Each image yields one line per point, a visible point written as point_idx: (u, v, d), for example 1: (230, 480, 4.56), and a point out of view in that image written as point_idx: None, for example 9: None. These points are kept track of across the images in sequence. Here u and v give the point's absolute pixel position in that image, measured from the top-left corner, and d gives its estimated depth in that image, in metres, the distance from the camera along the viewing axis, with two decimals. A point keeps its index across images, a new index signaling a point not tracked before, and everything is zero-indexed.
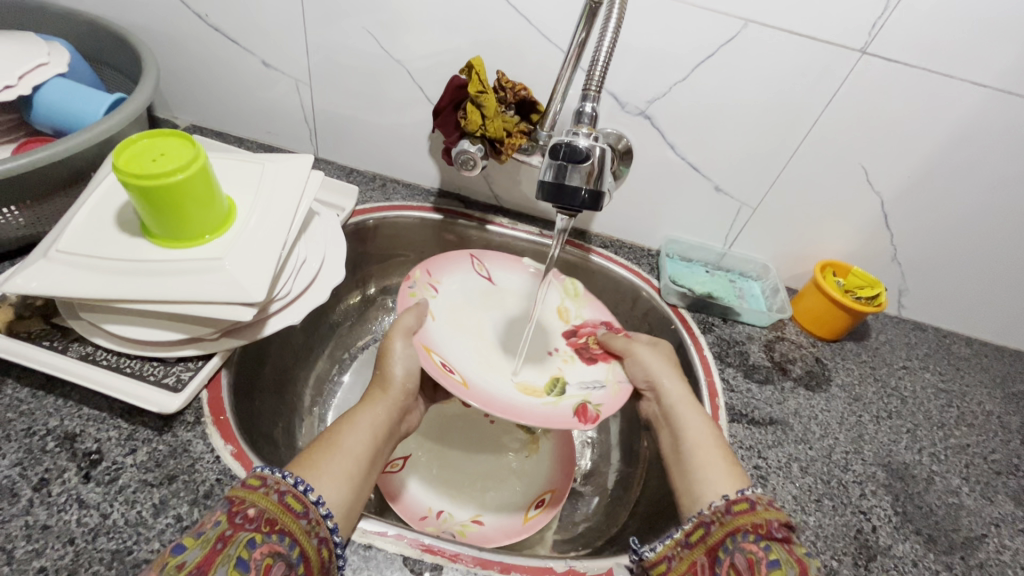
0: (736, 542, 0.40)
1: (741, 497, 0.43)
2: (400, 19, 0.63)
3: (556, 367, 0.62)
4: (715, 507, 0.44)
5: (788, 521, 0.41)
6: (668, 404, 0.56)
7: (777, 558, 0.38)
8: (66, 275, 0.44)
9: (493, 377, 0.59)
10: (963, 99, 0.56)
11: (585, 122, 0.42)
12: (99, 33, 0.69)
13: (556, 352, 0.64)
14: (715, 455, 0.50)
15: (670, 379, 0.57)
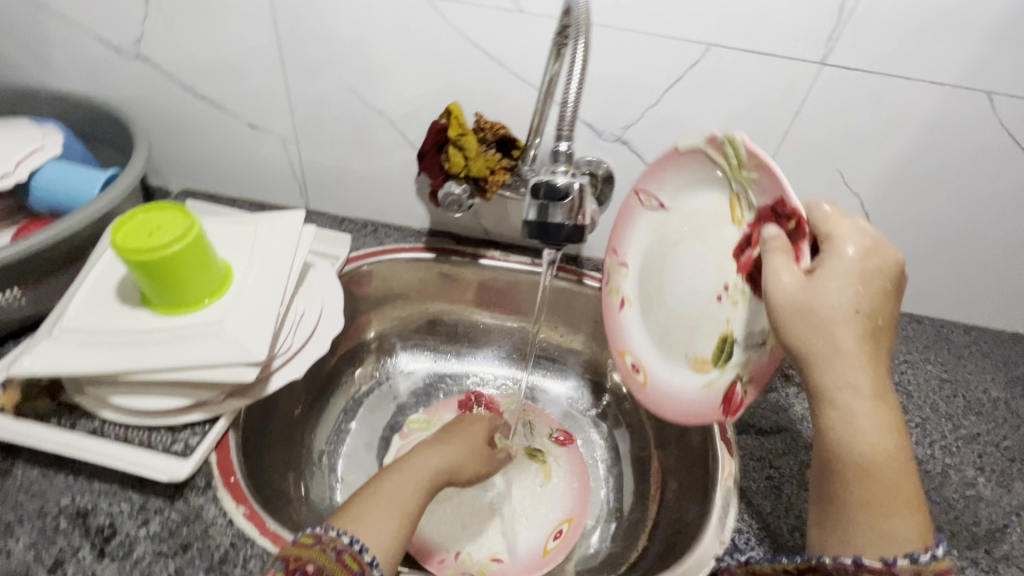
0: None
1: (883, 566, 0.38)
2: (377, 72, 0.65)
3: (727, 320, 0.50)
4: (840, 563, 0.39)
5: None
6: (827, 388, 0.39)
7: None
8: (71, 353, 0.45)
9: (674, 356, 0.56)
10: (925, 96, 0.58)
11: (561, 159, 0.44)
12: (90, 112, 0.71)
13: (723, 294, 0.51)
14: (888, 463, 0.39)
15: (848, 358, 0.39)
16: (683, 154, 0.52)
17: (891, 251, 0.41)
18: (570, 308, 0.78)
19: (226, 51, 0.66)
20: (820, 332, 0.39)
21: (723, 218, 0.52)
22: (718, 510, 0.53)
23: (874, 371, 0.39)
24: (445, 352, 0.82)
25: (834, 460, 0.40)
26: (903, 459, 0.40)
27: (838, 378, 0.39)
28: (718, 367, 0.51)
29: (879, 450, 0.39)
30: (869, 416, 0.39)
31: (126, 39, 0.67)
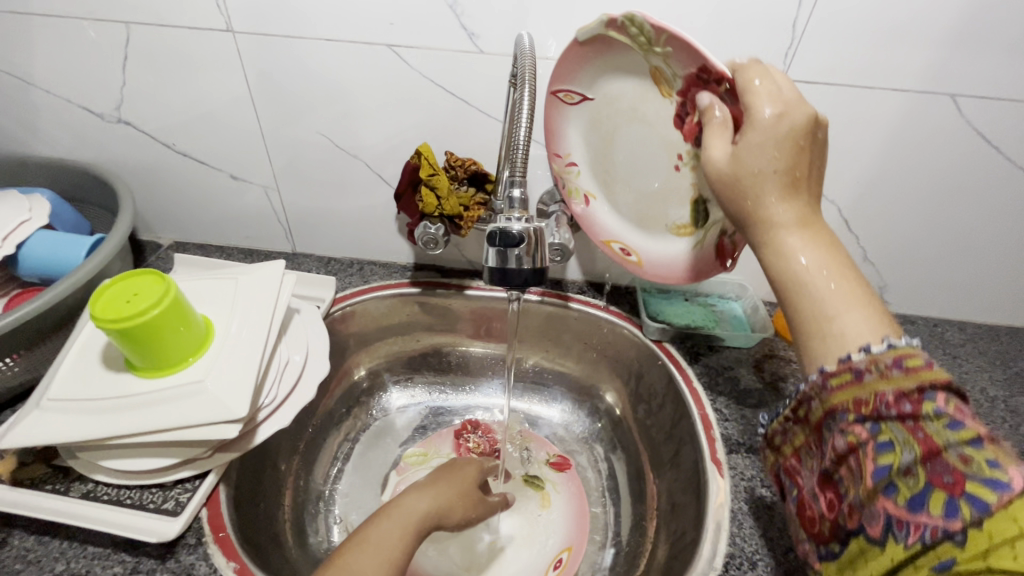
0: (837, 423, 0.35)
1: (843, 367, 0.34)
2: (350, 118, 0.67)
3: (691, 185, 0.54)
4: (811, 382, 0.36)
5: (914, 386, 0.32)
6: (770, 233, 0.38)
7: (884, 442, 0.32)
8: (59, 422, 0.46)
9: (656, 233, 0.61)
10: (888, 104, 0.58)
11: (516, 206, 0.44)
12: (79, 176, 0.74)
13: (679, 163, 0.54)
14: (836, 301, 0.36)
15: (776, 205, 0.38)
16: (586, 45, 0.51)
17: (805, 106, 0.37)
18: (557, 332, 0.79)
19: (202, 109, 0.69)
20: (747, 196, 0.38)
21: (646, 94, 0.52)
22: (711, 534, 0.53)
23: (804, 209, 0.38)
24: (439, 384, 0.82)
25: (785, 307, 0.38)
26: (854, 288, 0.36)
27: (773, 228, 0.38)
28: (701, 228, 0.56)
29: (821, 286, 0.36)
30: (809, 252, 0.37)
31: (107, 104, 0.69)
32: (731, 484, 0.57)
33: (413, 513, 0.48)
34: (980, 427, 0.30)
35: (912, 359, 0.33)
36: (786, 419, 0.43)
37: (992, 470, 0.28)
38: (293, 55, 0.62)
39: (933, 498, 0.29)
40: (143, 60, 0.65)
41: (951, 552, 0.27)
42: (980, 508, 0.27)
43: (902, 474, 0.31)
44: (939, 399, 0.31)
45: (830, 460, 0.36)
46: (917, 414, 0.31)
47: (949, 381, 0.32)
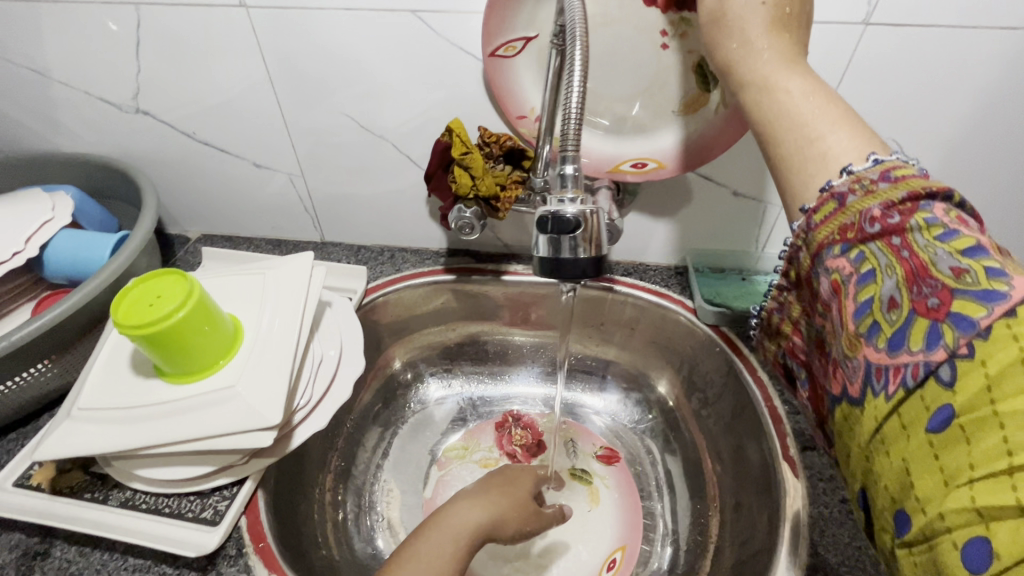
0: (824, 260, 0.39)
1: (825, 198, 0.38)
2: (374, 97, 0.62)
3: (689, 50, 0.52)
4: (798, 228, 0.41)
5: (903, 196, 0.36)
6: (756, 66, 0.41)
7: (869, 271, 0.36)
8: (91, 432, 0.44)
9: (656, 125, 0.57)
10: (994, 46, 0.49)
11: (569, 186, 0.39)
12: (102, 171, 0.72)
13: (666, 41, 0.52)
14: (820, 120, 0.40)
15: (765, 39, 0.41)
16: None
17: None
18: (602, 317, 0.73)
19: (221, 93, 0.65)
20: (733, 32, 0.42)
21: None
22: (788, 540, 0.48)
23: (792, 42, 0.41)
24: (477, 374, 0.79)
25: (771, 133, 0.41)
26: (835, 106, 0.40)
27: (760, 60, 0.41)
28: (710, 91, 0.53)
29: (806, 107, 0.40)
30: (795, 77, 0.40)
31: (124, 94, 0.66)
32: (806, 485, 0.51)
33: (462, 525, 0.44)
34: (976, 233, 0.33)
35: (899, 170, 0.37)
36: (784, 288, 0.47)
37: (989, 280, 0.30)
38: (312, 30, 0.58)
39: (918, 324, 0.32)
40: (156, 44, 0.61)
41: (944, 397, 0.31)
42: (966, 325, 0.30)
43: (890, 301, 0.34)
44: (929, 209, 0.35)
45: (821, 303, 0.41)
46: (906, 228, 0.35)
47: (942, 189, 0.35)
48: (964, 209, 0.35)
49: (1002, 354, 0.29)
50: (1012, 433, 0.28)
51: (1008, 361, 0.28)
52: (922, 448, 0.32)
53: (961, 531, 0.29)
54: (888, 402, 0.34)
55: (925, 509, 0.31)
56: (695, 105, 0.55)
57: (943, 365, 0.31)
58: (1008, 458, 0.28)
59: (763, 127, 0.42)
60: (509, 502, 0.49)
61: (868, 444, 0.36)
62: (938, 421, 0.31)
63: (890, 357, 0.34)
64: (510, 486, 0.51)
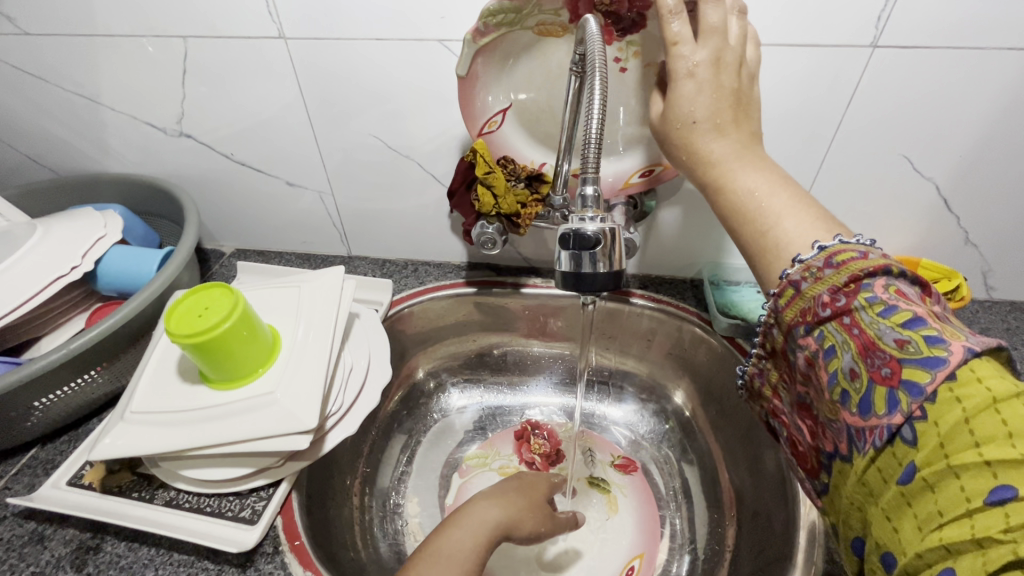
0: (796, 338, 0.42)
1: (784, 284, 0.42)
2: (401, 119, 0.66)
3: (645, 64, 0.53)
4: (768, 309, 0.44)
5: (847, 279, 0.39)
6: (715, 167, 0.47)
7: (832, 347, 0.39)
8: (143, 434, 0.47)
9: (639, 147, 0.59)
10: (1002, 65, 0.51)
11: (590, 205, 0.42)
12: (146, 191, 0.77)
13: (623, 64, 0.53)
14: (771, 210, 0.45)
15: (712, 146, 0.47)
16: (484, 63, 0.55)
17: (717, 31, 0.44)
18: (618, 329, 0.75)
19: (257, 117, 0.69)
20: (683, 147, 0.48)
21: (555, 42, 0.54)
22: (804, 543, 0.49)
23: (734, 141, 0.47)
24: (497, 384, 0.81)
25: (734, 226, 0.46)
26: (785, 193, 0.45)
27: (714, 160, 0.47)
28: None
29: (757, 200, 0.45)
30: (745, 172, 0.46)
31: (169, 119, 0.71)
32: None
33: (484, 522, 0.46)
34: (914, 306, 0.36)
35: (841, 254, 0.40)
36: (761, 356, 0.50)
37: (930, 348, 0.34)
38: (344, 57, 0.61)
39: (877, 393, 0.35)
40: (200, 73, 0.66)
41: (909, 454, 0.33)
42: (916, 391, 0.33)
43: (850, 372, 0.37)
44: (870, 289, 0.38)
45: (799, 372, 0.44)
46: (852, 308, 0.38)
47: (880, 266, 0.38)
48: (905, 282, 0.38)
49: (949, 414, 0.32)
50: (968, 481, 0.30)
51: (955, 420, 0.31)
52: (897, 500, 0.34)
53: (939, 564, 0.31)
54: (863, 462, 0.36)
55: (905, 551, 0.33)
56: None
57: (904, 427, 0.33)
58: (967, 504, 0.30)
59: (730, 218, 0.47)
60: (524, 504, 0.51)
61: (855, 499, 0.38)
62: (906, 477, 0.33)
63: (862, 420, 0.36)
64: (525, 489, 0.53)
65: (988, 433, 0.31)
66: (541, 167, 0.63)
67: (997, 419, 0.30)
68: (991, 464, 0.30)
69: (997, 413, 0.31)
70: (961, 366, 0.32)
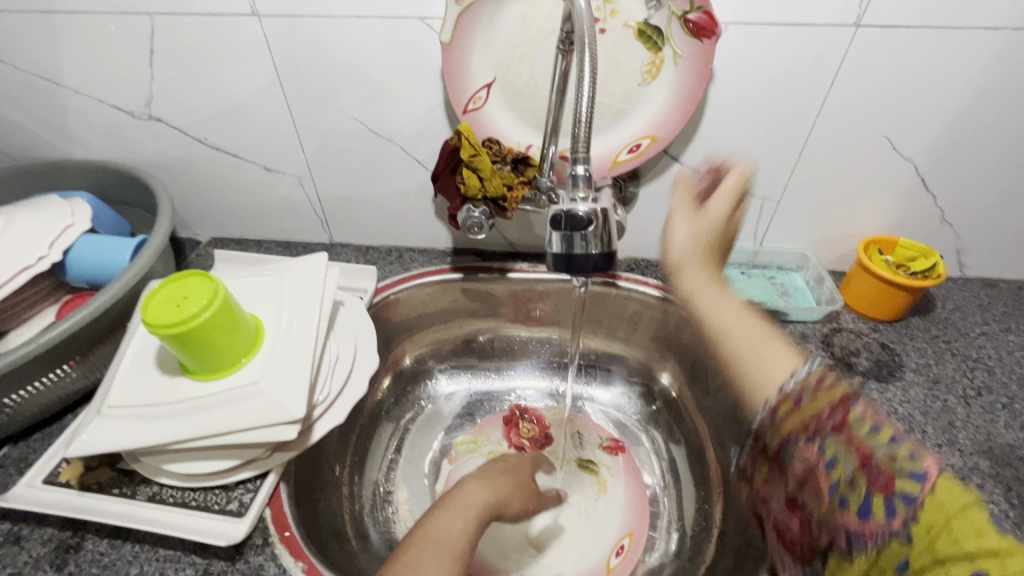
0: (793, 448, 0.43)
1: (782, 396, 0.45)
2: (382, 101, 0.64)
3: (625, 24, 0.54)
4: (764, 415, 0.46)
5: (837, 399, 0.41)
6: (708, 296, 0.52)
7: (831, 461, 0.39)
8: (122, 429, 0.45)
9: (627, 114, 0.59)
10: (978, 45, 0.52)
11: (579, 184, 0.41)
12: (115, 178, 0.73)
13: (602, 25, 0.54)
14: (749, 321, 0.50)
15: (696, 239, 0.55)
16: (465, 32, 0.54)
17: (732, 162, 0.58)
18: (604, 313, 0.75)
19: (233, 100, 0.67)
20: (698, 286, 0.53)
21: (533, 4, 0.53)
22: None
23: (708, 261, 0.55)
24: (485, 370, 0.81)
25: (725, 336, 0.50)
26: (754, 319, 0.51)
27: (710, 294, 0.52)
28: (661, 50, 0.54)
29: (754, 345, 0.48)
30: (729, 304, 0.51)
31: (138, 102, 0.68)
32: None
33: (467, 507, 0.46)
34: (896, 425, 0.38)
35: (831, 377, 0.43)
36: (755, 449, 0.50)
37: (913, 461, 0.35)
38: (324, 37, 0.59)
39: (877, 501, 0.35)
40: (172, 55, 0.63)
41: (903, 553, 0.32)
42: (910, 498, 0.33)
43: (851, 483, 0.37)
44: (859, 407, 0.40)
45: (794, 480, 0.43)
46: (846, 423, 0.40)
47: (861, 392, 0.42)
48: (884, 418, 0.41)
49: (934, 518, 0.32)
50: None
51: (941, 521, 0.31)
52: None
53: None
54: (865, 564, 0.35)
55: None
56: (654, 69, 0.56)
57: (902, 529, 0.33)
58: None
59: (716, 330, 0.51)
60: (510, 484, 0.51)
61: None
62: None
63: (862, 525, 0.35)
64: (508, 470, 0.53)
65: (965, 532, 0.30)
66: (528, 150, 0.62)
67: (970, 526, 0.30)
68: (971, 558, 0.29)
69: (970, 518, 0.31)
70: (941, 478, 0.33)
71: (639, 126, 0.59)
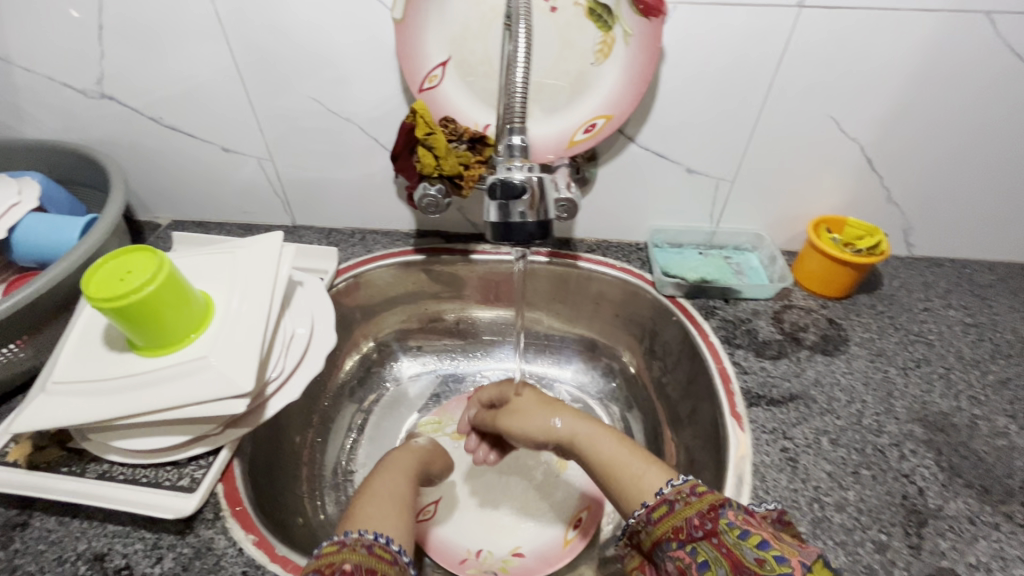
0: (665, 553, 0.40)
1: (659, 501, 0.43)
2: (339, 81, 0.64)
3: (575, 3, 0.54)
4: (639, 517, 0.43)
5: (707, 506, 0.40)
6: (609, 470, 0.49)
7: (703, 563, 0.37)
8: (67, 405, 0.45)
9: (581, 94, 0.59)
10: (916, 28, 0.54)
11: (517, 155, 0.41)
12: (67, 158, 0.72)
13: (553, 3, 0.55)
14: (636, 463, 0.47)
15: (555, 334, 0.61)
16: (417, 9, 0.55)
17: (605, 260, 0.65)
18: (566, 293, 0.76)
19: (187, 79, 0.66)
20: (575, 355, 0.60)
21: None
22: (731, 486, 0.50)
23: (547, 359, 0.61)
24: (450, 351, 0.81)
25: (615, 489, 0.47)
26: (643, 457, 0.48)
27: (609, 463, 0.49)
28: (612, 29, 0.55)
29: (622, 456, 0.49)
30: (606, 438, 0.52)
31: (89, 80, 0.67)
32: (751, 437, 0.54)
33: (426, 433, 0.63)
34: (762, 530, 0.37)
35: (703, 487, 0.42)
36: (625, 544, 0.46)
37: (779, 567, 0.34)
38: (279, 16, 0.59)
39: None
40: (125, 33, 0.62)
41: None
42: None
43: None
44: (727, 514, 0.38)
45: None
46: (717, 529, 0.38)
47: (734, 500, 0.40)
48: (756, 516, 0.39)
49: None
50: None
51: None
52: None
53: None
54: None
55: None
56: (606, 48, 0.56)
57: None
58: None
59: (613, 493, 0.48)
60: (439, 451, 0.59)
61: None
62: None
63: None
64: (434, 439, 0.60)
65: None
66: (485, 129, 0.62)
67: None
68: None
69: None
70: None
71: (592, 107, 0.60)
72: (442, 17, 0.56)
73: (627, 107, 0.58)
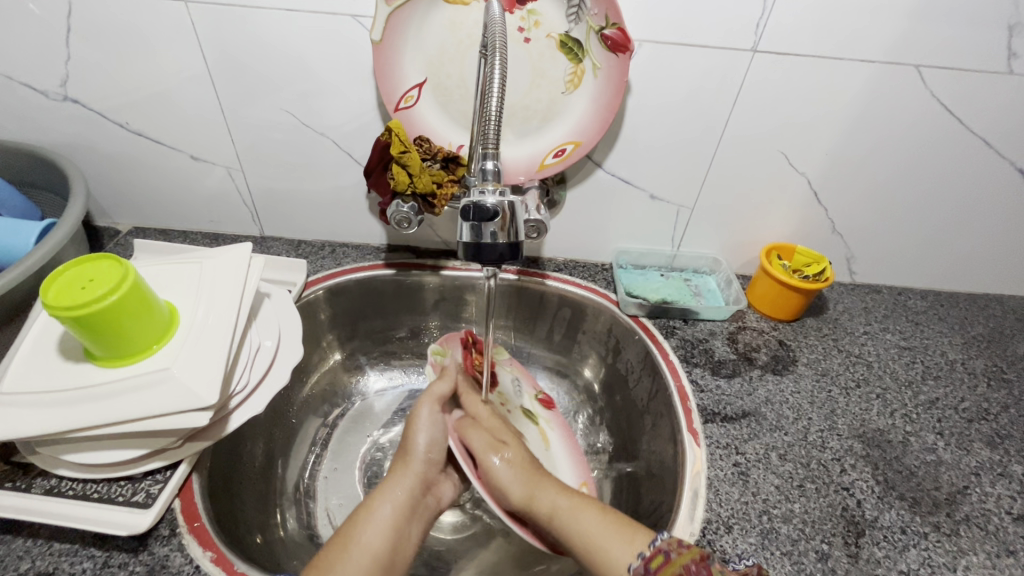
0: None
1: (655, 550, 0.44)
2: (315, 96, 0.65)
3: (548, 35, 0.57)
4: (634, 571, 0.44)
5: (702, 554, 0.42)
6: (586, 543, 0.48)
7: None
8: (16, 415, 0.44)
9: (551, 122, 0.62)
10: (856, 76, 0.59)
11: (489, 178, 0.43)
12: (23, 160, 0.69)
13: (527, 34, 0.57)
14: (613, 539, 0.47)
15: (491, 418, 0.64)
16: (395, 33, 0.56)
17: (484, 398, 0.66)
18: (533, 310, 0.78)
19: (158, 86, 0.65)
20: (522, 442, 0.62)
21: (462, 10, 0.56)
22: (687, 502, 0.52)
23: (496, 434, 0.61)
24: (417, 365, 0.82)
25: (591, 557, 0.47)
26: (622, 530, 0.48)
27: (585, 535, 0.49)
28: (581, 61, 0.58)
29: (605, 527, 0.48)
30: (588, 511, 0.50)
31: (52, 82, 0.65)
32: (707, 452, 0.56)
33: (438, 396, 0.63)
34: None
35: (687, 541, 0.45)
36: None
37: None
38: (257, 30, 0.60)
39: None
40: (94, 36, 0.61)
41: None
42: None
43: None
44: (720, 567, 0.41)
45: None
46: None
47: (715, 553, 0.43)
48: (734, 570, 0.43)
49: None
50: None
51: None
52: None
53: None
54: None
55: None
56: (576, 79, 0.59)
57: None
58: None
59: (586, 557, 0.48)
60: (437, 458, 0.59)
61: None
62: None
63: None
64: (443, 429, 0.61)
65: None
66: (458, 150, 0.64)
67: None
68: None
69: None
70: None
71: (562, 133, 0.63)
72: (420, 40, 0.58)
73: (594, 136, 0.61)
